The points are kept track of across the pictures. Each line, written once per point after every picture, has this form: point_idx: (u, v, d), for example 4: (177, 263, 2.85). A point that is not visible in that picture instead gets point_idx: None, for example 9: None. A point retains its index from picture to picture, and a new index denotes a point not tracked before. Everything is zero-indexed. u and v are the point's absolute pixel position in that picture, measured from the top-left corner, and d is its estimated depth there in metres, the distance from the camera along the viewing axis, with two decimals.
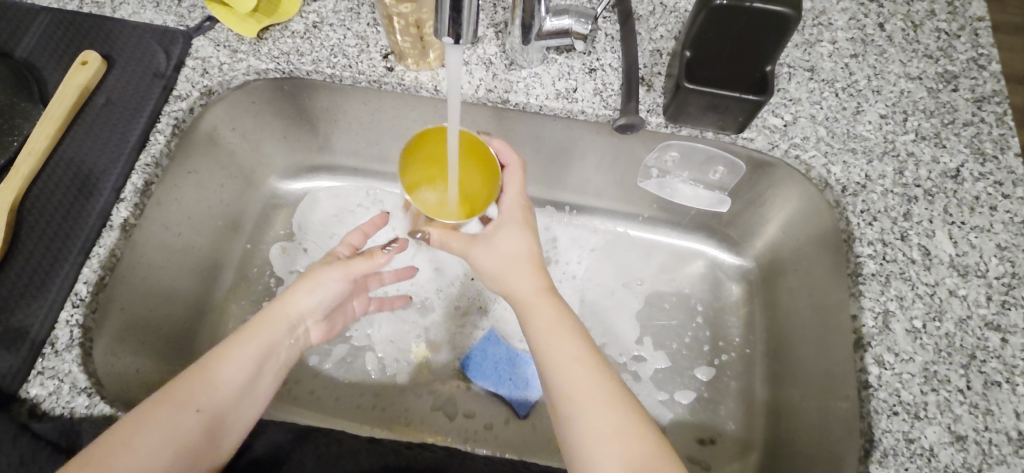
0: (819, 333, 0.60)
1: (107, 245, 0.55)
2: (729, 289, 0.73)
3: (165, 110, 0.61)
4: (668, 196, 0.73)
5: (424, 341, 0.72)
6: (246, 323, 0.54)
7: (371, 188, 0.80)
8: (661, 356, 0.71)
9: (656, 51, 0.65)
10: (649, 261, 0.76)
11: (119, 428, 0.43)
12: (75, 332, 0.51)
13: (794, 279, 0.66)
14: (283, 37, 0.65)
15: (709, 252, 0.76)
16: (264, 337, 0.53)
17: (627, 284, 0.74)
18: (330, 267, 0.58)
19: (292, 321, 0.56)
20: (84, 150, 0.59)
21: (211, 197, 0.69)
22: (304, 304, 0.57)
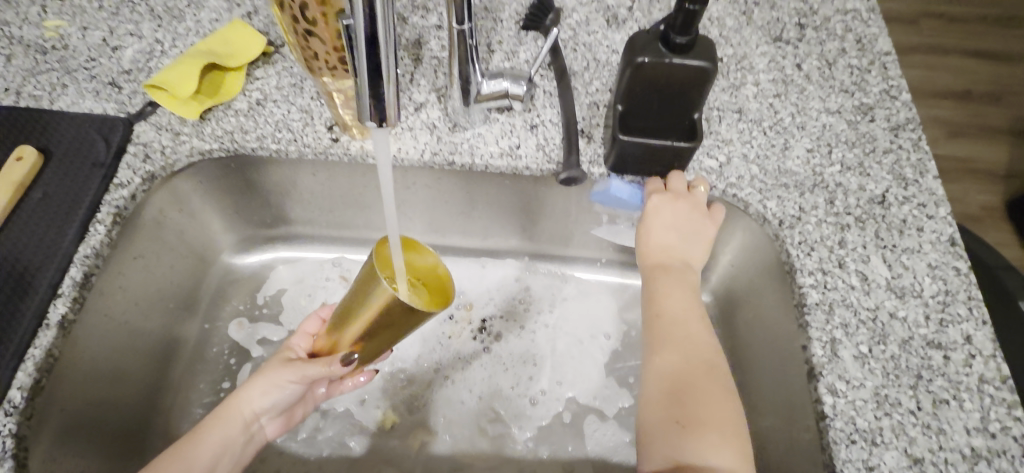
0: (776, 364, 0.61)
1: (43, 345, 0.53)
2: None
3: (105, 200, 0.60)
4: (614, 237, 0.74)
5: (390, 411, 0.69)
6: (206, 420, 0.56)
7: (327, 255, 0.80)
8: (626, 393, 0.70)
9: (593, 104, 0.68)
10: (610, 304, 0.77)
11: None
12: (6, 443, 0.48)
13: (747, 311, 0.68)
14: (226, 116, 0.66)
15: None
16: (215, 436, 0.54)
17: (591, 330, 0.75)
18: (286, 368, 0.57)
19: (245, 420, 0.57)
20: (19, 247, 0.57)
21: (159, 281, 0.68)
22: (257, 404, 0.57)
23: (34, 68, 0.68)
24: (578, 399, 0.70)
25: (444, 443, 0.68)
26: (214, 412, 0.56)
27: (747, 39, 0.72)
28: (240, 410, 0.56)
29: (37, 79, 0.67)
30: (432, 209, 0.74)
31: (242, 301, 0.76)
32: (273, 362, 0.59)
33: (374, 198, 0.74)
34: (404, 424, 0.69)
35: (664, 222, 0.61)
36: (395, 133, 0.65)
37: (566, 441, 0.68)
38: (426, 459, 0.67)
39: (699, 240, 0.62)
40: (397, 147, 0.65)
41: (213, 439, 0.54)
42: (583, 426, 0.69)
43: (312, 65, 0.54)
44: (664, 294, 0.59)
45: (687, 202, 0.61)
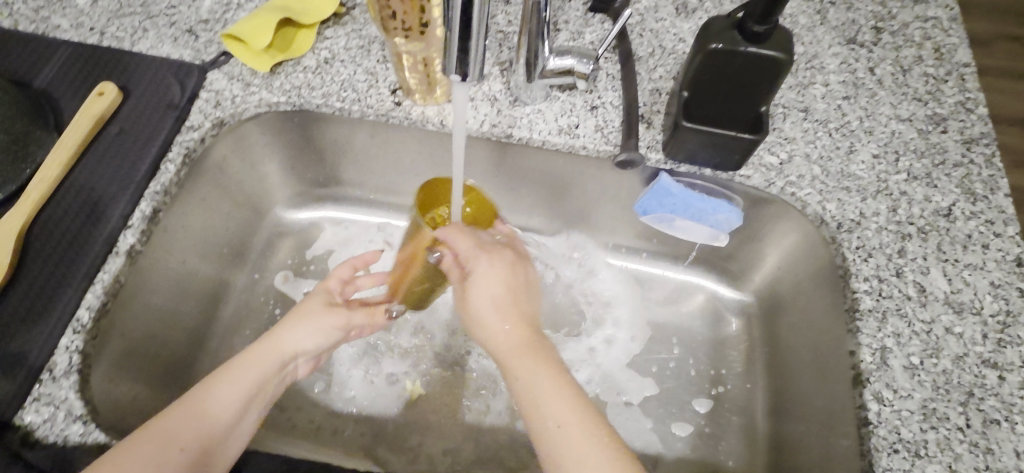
0: (817, 369, 0.60)
1: (112, 271, 0.55)
2: (729, 324, 0.74)
3: (176, 141, 0.62)
4: (659, 223, 0.71)
5: (420, 379, 0.70)
6: (237, 357, 0.54)
7: (374, 220, 0.81)
8: (656, 384, 0.71)
9: (656, 91, 0.67)
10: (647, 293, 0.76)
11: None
12: (73, 358, 0.51)
13: (791, 314, 0.67)
14: (295, 72, 0.67)
15: (709, 286, 0.76)
16: (252, 370, 0.53)
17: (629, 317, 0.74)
18: (330, 313, 0.60)
19: (283, 360, 0.56)
20: (95, 178, 0.59)
21: (216, 225, 0.70)
22: (299, 344, 0.58)
23: (118, 11, 0.70)
24: (609, 384, 0.70)
25: (474, 412, 0.68)
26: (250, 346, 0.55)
27: (819, 38, 0.71)
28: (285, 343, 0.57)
29: (120, 22, 0.70)
30: (482, 182, 0.75)
31: (291, 254, 0.78)
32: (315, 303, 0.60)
33: (427, 167, 0.75)
34: (436, 389, 0.70)
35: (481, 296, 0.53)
36: None
37: None
38: (455, 426, 0.68)
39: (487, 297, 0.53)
40: None
41: (256, 370, 0.53)
42: (611, 410, 0.69)
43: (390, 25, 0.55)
44: (525, 382, 0.48)
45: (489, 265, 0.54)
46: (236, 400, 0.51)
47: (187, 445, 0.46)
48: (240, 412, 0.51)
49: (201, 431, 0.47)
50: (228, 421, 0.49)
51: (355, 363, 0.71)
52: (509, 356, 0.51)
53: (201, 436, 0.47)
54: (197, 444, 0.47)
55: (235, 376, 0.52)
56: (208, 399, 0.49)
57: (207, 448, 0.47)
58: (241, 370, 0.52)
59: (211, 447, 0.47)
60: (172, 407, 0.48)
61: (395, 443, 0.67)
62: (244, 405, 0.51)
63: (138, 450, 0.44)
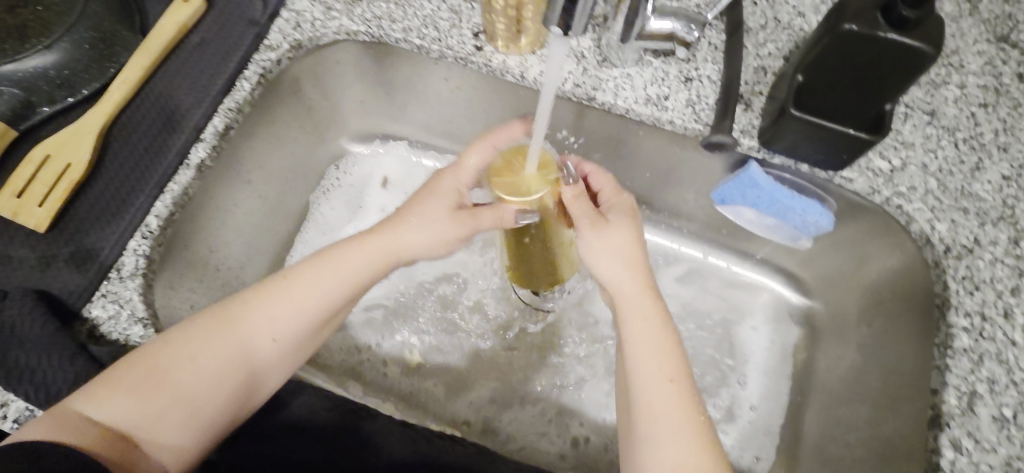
0: (887, 398, 0.55)
1: (182, 183, 0.56)
2: (792, 332, 0.69)
3: (254, 59, 0.61)
4: (739, 218, 0.67)
5: (461, 332, 0.70)
6: (346, 246, 0.51)
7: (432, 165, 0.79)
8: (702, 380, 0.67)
9: (761, 69, 0.61)
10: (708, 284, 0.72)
11: (174, 343, 0.45)
12: (140, 261, 0.52)
13: (866, 334, 0.62)
14: (377, 1, 0.64)
15: (777, 289, 0.71)
16: (349, 272, 0.49)
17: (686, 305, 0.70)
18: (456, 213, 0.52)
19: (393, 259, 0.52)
20: (173, 87, 0.59)
21: (284, 150, 0.70)
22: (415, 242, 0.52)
23: None
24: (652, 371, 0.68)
25: (511, 374, 0.68)
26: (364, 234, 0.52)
27: (964, 31, 0.61)
28: (398, 235, 0.52)
29: None
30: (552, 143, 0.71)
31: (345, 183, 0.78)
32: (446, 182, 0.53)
33: (498, 119, 0.71)
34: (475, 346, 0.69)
35: (608, 245, 0.50)
36: (540, 56, 0.62)
37: None
38: (490, 384, 0.68)
39: (610, 235, 0.50)
40: (539, 70, 0.62)
41: (362, 269, 0.50)
42: None
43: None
44: (634, 337, 0.47)
45: (615, 222, 0.51)
46: (323, 300, 0.49)
47: (272, 338, 0.47)
48: (333, 310, 0.49)
49: (282, 327, 0.47)
50: (312, 320, 0.49)
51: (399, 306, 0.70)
52: (627, 300, 0.49)
53: (285, 335, 0.48)
54: (277, 337, 0.47)
55: (330, 268, 0.49)
56: (296, 294, 0.48)
57: (285, 342, 0.48)
58: (344, 259, 0.50)
59: (291, 343, 0.48)
60: (260, 295, 0.48)
61: (429, 390, 0.68)
62: (334, 304, 0.49)
63: (223, 334, 0.46)
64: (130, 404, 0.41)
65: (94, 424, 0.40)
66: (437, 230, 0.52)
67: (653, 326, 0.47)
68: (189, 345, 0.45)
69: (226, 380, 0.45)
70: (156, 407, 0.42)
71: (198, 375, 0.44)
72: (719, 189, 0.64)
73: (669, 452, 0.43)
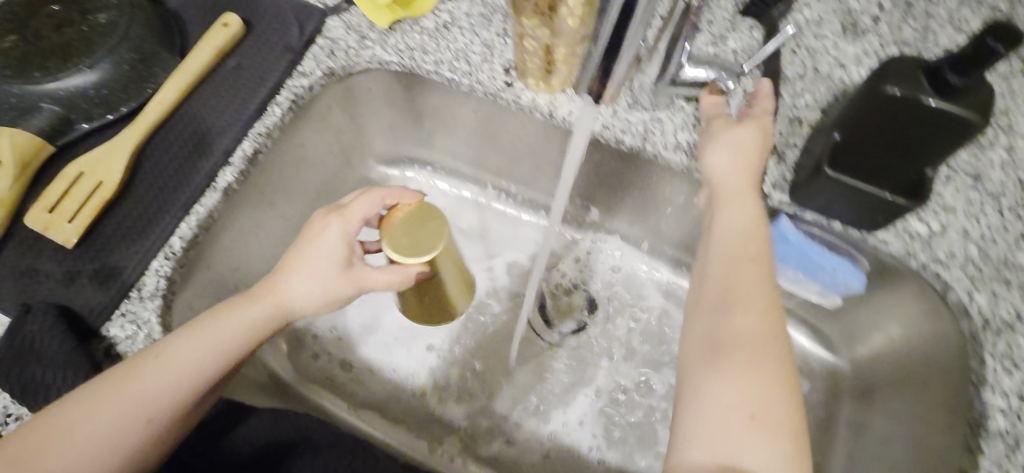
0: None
1: (207, 206, 0.56)
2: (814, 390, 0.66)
3: (287, 84, 0.62)
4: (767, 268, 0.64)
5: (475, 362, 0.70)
6: (225, 308, 0.49)
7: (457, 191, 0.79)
8: None
9: (796, 120, 0.59)
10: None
11: (43, 431, 0.42)
12: (161, 282, 0.53)
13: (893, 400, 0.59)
14: (411, 32, 0.65)
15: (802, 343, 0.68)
16: (233, 333, 0.48)
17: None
18: (343, 271, 0.51)
19: (280, 315, 0.50)
20: (207, 109, 0.60)
21: (310, 172, 0.70)
22: (298, 298, 0.50)
23: None
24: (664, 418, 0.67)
25: (521, 411, 0.68)
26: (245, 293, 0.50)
27: (1017, 91, 0.59)
28: (274, 302, 0.50)
29: None
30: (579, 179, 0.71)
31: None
32: (314, 230, 0.52)
33: (524, 153, 0.71)
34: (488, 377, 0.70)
35: (726, 141, 0.54)
36: (570, 95, 0.62)
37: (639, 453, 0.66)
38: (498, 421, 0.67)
39: (741, 140, 0.54)
40: (569, 110, 0.61)
41: (247, 329, 0.48)
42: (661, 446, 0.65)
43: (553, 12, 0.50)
44: (722, 273, 0.48)
45: (753, 124, 0.55)
46: (187, 380, 0.46)
47: (146, 419, 0.44)
48: (220, 371, 0.47)
49: (153, 411, 0.45)
50: (187, 394, 0.46)
51: (415, 332, 0.71)
52: (728, 195, 0.53)
53: (167, 403, 0.45)
54: (154, 418, 0.45)
55: (193, 347, 0.46)
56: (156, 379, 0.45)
57: (161, 422, 0.45)
58: (223, 323, 0.48)
59: (172, 417, 0.46)
60: (117, 382, 0.44)
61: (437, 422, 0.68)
62: (206, 375, 0.47)
63: (82, 424, 0.42)
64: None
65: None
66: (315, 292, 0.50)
67: (750, 267, 0.48)
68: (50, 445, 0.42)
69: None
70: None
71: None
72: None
73: (749, 373, 0.42)
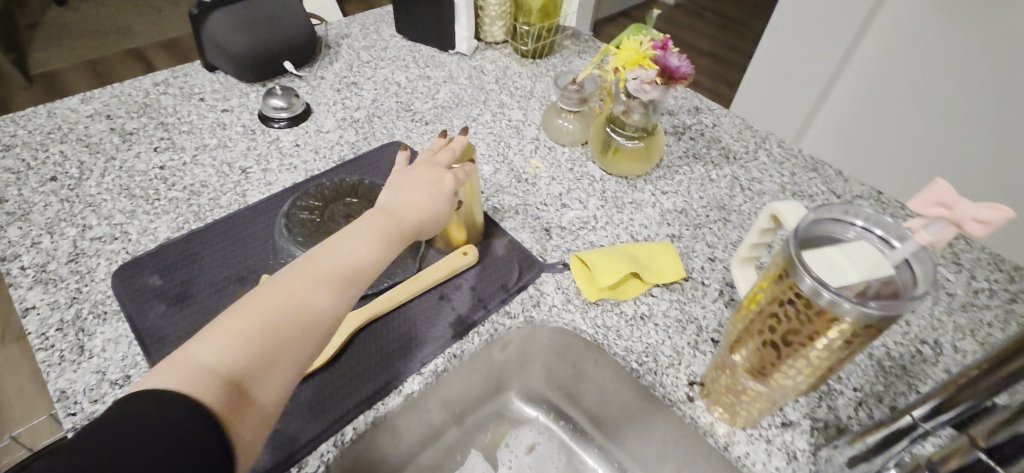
0: None
1: (387, 406, 0.60)
2: None
3: (492, 318, 0.69)
4: None
5: None
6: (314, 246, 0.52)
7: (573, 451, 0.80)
8: None
9: None
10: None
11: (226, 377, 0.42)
12: (320, 467, 0.55)
13: None
14: (611, 311, 0.71)
15: None
16: (338, 257, 0.51)
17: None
18: (440, 185, 0.62)
19: (385, 242, 0.55)
20: (421, 316, 0.68)
21: (465, 391, 0.74)
22: (421, 208, 0.60)
23: (506, 187, 0.85)
24: None
25: None
26: (352, 226, 0.55)
27: None
28: (400, 212, 0.58)
29: (501, 196, 0.84)
30: None
31: (506, 455, 0.81)
32: (426, 171, 0.62)
33: (671, 454, 0.70)
34: None
35: None
36: (750, 435, 0.61)
37: None
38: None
39: None
40: (746, 450, 0.60)
41: (359, 256, 0.52)
42: None
43: (764, 375, 0.52)
44: None
45: None
46: (371, 249, 0.53)
47: (297, 371, 0.47)
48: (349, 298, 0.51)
49: (341, 281, 0.50)
50: (349, 292, 0.51)
51: None
52: None
53: (312, 340, 0.48)
54: (345, 302, 0.50)
55: (332, 252, 0.52)
56: (330, 253, 0.51)
57: (353, 288, 0.51)
58: (324, 255, 0.51)
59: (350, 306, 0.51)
60: (268, 288, 0.48)
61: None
62: (371, 261, 0.53)
63: (252, 369, 0.44)
64: (240, 352, 0.44)
65: (208, 390, 0.41)
66: (439, 206, 0.61)
67: None
68: (268, 291, 0.48)
69: (307, 336, 0.48)
70: (269, 340, 0.45)
71: (275, 322, 0.46)
72: None
73: None
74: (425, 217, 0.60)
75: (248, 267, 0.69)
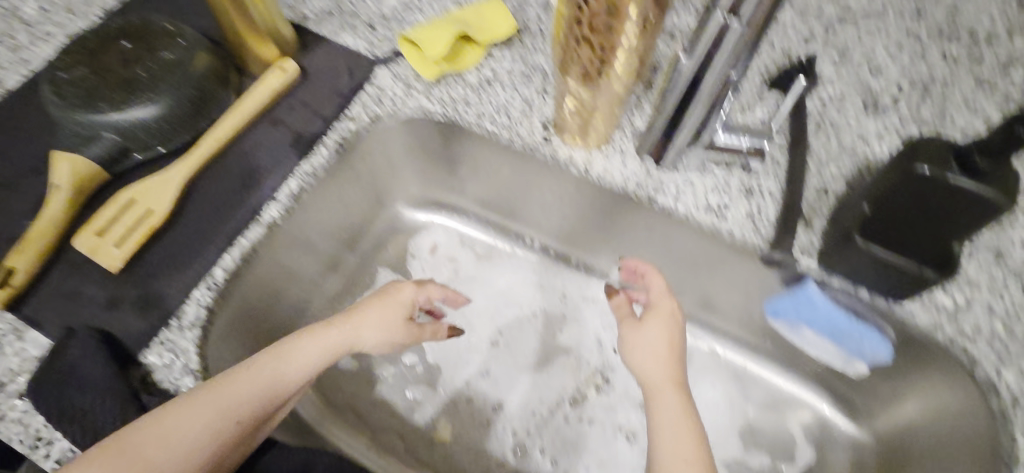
0: None
1: (250, 238, 0.58)
2: (829, 448, 0.70)
3: (334, 127, 0.65)
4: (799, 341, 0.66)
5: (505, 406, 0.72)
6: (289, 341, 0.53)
7: (470, 237, 0.83)
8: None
9: (823, 189, 0.61)
10: (741, 410, 0.73)
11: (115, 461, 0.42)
12: (201, 312, 0.54)
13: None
14: (455, 85, 0.68)
15: (816, 403, 0.72)
16: (272, 371, 0.51)
17: (710, 423, 0.72)
18: (382, 304, 0.59)
19: (293, 380, 0.52)
20: (257, 147, 0.63)
21: (343, 211, 0.74)
22: (359, 334, 0.57)
23: None
24: None
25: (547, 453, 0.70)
26: (275, 345, 0.52)
27: None
28: (317, 342, 0.54)
29: None
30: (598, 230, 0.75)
31: (417, 265, 0.81)
32: (376, 307, 0.58)
33: (552, 202, 0.74)
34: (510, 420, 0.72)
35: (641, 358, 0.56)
36: (605, 152, 0.65)
37: None
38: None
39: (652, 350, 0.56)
40: (603, 167, 0.64)
41: (270, 370, 0.50)
42: None
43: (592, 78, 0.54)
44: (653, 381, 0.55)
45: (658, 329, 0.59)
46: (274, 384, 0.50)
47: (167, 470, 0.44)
48: (269, 392, 0.50)
49: (252, 397, 0.49)
50: (251, 401, 0.48)
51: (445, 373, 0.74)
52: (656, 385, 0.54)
53: (221, 425, 0.46)
54: (242, 416, 0.48)
55: (285, 362, 0.52)
56: (296, 354, 0.52)
57: (274, 400, 0.50)
58: (289, 353, 0.52)
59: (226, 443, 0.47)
60: (221, 382, 0.48)
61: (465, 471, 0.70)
62: (270, 396, 0.50)
63: (151, 444, 0.44)
64: None
65: None
66: (377, 342, 0.58)
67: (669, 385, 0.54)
68: (177, 418, 0.45)
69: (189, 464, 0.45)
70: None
71: (152, 457, 0.43)
72: (774, 301, 0.63)
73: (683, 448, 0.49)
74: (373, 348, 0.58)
75: (40, 156, 0.60)
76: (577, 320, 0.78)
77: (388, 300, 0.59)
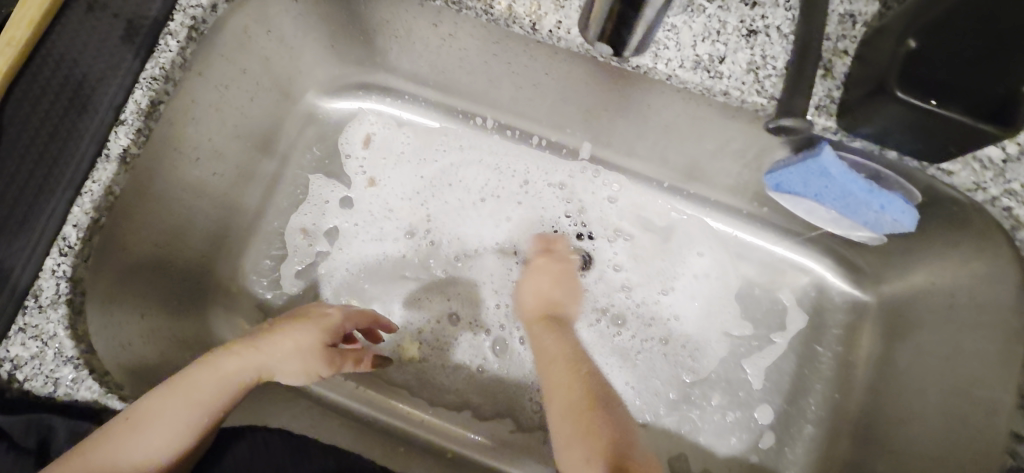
0: (948, 416, 0.52)
1: (102, 181, 0.43)
2: (828, 313, 0.65)
3: (180, 5, 0.46)
4: (803, 212, 0.56)
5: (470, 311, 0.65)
6: (193, 367, 0.45)
7: (411, 121, 0.68)
8: (726, 350, 0.65)
9: (849, 18, 0.45)
10: (734, 284, 0.66)
11: None
12: (61, 286, 0.42)
13: (920, 335, 0.57)
14: None
15: (815, 268, 0.65)
16: (176, 406, 0.43)
17: (701, 302, 0.66)
18: (300, 325, 0.50)
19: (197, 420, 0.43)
20: (77, 49, 0.46)
21: (238, 115, 0.58)
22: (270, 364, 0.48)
23: None
24: (673, 351, 0.65)
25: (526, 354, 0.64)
26: (179, 373, 0.44)
27: None
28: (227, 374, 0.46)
29: None
30: (563, 100, 0.60)
31: (356, 165, 0.68)
32: (294, 327, 0.49)
33: (500, 72, 0.58)
34: (478, 326, 0.64)
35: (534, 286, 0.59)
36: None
37: (657, 380, 0.65)
38: (508, 393, 0.63)
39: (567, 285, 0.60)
40: (557, 20, 0.46)
41: (173, 405, 0.43)
42: (668, 378, 0.65)
43: None
44: (542, 347, 0.54)
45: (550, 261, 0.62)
46: (178, 426, 0.42)
47: None
48: (172, 435, 0.42)
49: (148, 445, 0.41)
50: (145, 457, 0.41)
51: (400, 286, 0.65)
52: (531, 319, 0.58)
53: None
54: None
55: (190, 394, 0.43)
56: (201, 388, 0.44)
57: (174, 446, 0.42)
58: (193, 384, 0.44)
59: None
60: (113, 428, 0.40)
61: (448, 386, 0.63)
62: (171, 439, 0.42)
63: None
64: None
65: None
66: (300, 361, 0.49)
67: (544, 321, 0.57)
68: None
69: None
70: None
71: None
72: (775, 172, 0.52)
73: (561, 397, 0.49)
74: (287, 376, 0.49)
75: None
76: (539, 206, 0.67)
77: (304, 331, 0.49)
